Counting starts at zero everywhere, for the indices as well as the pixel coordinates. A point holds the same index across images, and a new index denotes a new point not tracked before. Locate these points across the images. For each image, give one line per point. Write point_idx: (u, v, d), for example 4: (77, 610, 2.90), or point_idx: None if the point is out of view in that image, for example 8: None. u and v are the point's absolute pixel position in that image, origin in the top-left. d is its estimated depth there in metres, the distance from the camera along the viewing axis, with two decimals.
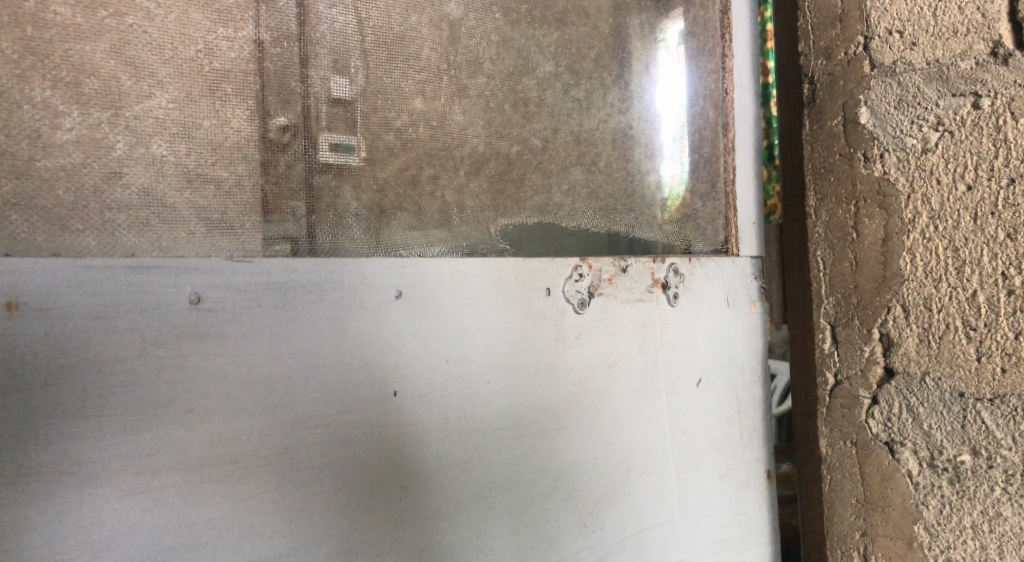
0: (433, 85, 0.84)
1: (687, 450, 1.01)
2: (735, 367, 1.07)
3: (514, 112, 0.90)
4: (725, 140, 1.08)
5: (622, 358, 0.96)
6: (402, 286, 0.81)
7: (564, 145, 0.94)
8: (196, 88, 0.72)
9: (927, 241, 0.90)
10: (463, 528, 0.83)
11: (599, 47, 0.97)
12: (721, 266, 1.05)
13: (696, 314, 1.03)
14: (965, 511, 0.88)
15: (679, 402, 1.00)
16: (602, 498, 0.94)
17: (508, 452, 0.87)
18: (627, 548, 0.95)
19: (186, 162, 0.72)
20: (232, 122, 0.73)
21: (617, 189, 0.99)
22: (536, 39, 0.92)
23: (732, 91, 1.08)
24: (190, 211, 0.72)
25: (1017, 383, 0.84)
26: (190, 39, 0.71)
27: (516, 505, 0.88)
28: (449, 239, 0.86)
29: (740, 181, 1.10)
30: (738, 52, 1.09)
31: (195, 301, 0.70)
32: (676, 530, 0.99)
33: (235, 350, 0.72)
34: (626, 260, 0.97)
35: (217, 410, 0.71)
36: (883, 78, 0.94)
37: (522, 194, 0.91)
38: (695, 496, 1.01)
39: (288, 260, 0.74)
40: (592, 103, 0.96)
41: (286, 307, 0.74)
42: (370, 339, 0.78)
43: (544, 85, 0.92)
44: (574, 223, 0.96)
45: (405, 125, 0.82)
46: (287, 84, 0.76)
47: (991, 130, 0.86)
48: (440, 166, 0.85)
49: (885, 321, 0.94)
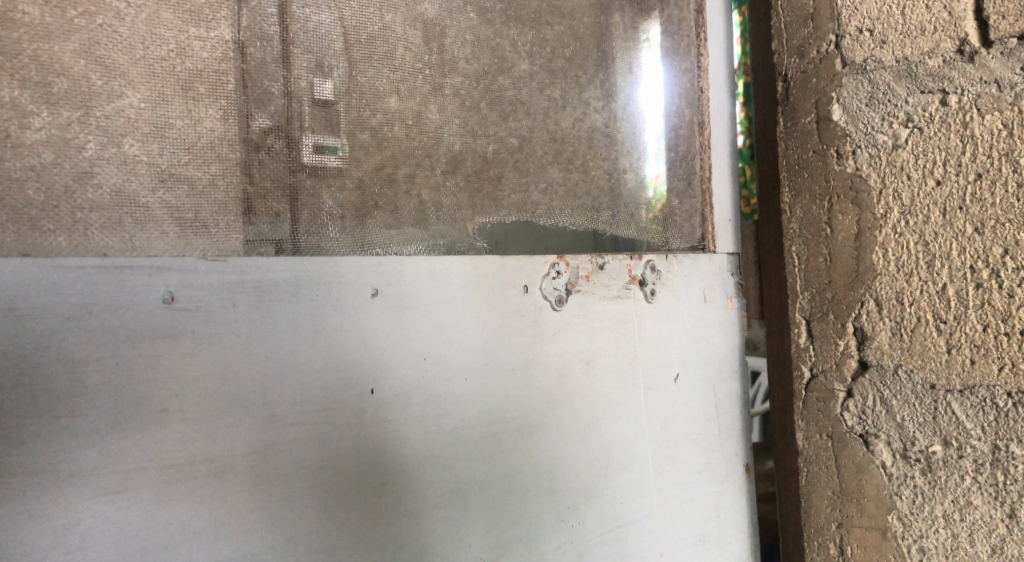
0: (408, 85, 0.85)
1: (666, 445, 1.02)
2: (713, 362, 1.08)
3: (490, 111, 0.91)
4: (701, 137, 1.09)
5: (601, 354, 0.98)
6: (378, 284, 0.82)
7: (540, 143, 0.95)
8: (168, 88, 0.73)
9: (898, 236, 0.91)
10: (441, 524, 0.85)
11: (574, 46, 0.98)
12: (698, 262, 1.07)
13: (673, 310, 1.04)
14: (937, 501, 0.89)
15: (657, 397, 1.02)
16: (581, 493, 0.95)
17: (487, 448, 0.88)
18: (607, 542, 0.96)
19: (159, 162, 0.73)
20: (206, 121, 0.75)
21: (594, 186, 1.00)
22: (511, 38, 0.93)
23: (708, 89, 1.10)
24: (164, 211, 0.73)
25: (986, 374, 0.86)
26: (162, 39, 0.72)
27: (496, 500, 0.89)
28: (426, 238, 0.87)
29: (716, 178, 1.11)
30: (713, 51, 1.11)
31: (169, 300, 0.71)
32: (655, 524, 1.01)
33: (209, 348, 0.73)
34: (603, 257, 0.98)
35: (192, 407, 0.72)
36: (854, 76, 0.95)
37: (499, 193, 0.92)
38: (674, 490, 1.03)
39: (263, 260, 0.76)
40: (567, 102, 0.98)
41: (260, 306, 0.75)
42: (348, 338, 0.80)
43: (519, 83, 0.94)
44: (552, 221, 0.97)
45: (380, 124, 0.83)
46: (261, 84, 0.77)
47: (959, 126, 0.87)
48: (416, 165, 0.86)
49: (858, 315, 0.95)
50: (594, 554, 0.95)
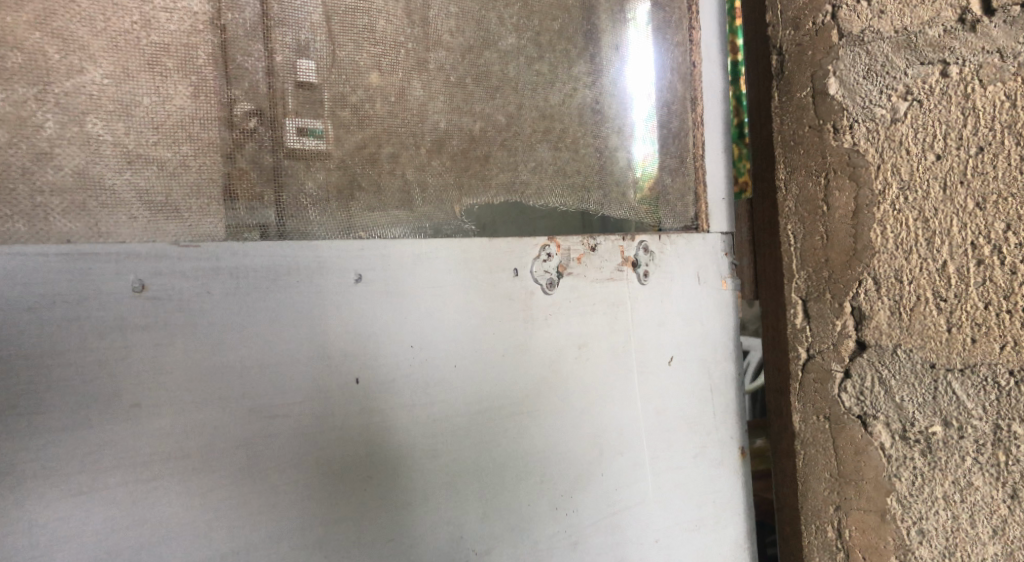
0: (390, 59, 0.81)
1: (660, 430, 1.00)
2: (708, 344, 1.06)
3: (476, 87, 0.88)
4: (694, 114, 1.06)
5: (593, 338, 0.95)
6: (361, 268, 0.79)
7: (529, 121, 0.92)
8: (133, 63, 0.69)
9: (897, 212, 0.89)
10: (431, 516, 0.82)
11: (562, 19, 0.95)
12: (691, 242, 1.04)
13: (667, 292, 1.02)
14: (937, 483, 0.88)
15: (651, 381, 1.00)
16: (575, 480, 0.93)
17: (478, 436, 0.86)
18: (601, 529, 0.94)
19: (125, 142, 0.69)
20: (175, 99, 0.71)
21: (584, 165, 0.97)
22: (497, 10, 0.89)
23: (700, 64, 1.07)
24: (132, 194, 0.69)
25: (987, 352, 0.83)
26: (125, 11, 0.68)
27: (487, 490, 0.86)
28: (411, 220, 0.84)
29: (709, 156, 1.08)
30: (705, 24, 1.07)
31: (139, 289, 0.68)
32: (650, 511, 0.99)
33: (184, 337, 0.69)
34: (595, 238, 0.95)
35: (166, 400, 0.68)
36: (851, 47, 0.92)
37: (487, 172, 0.89)
38: (668, 476, 1.01)
39: (240, 245, 0.72)
40: (556, 77, 0.94)
41: (236, 293, 0.72)
42: (332, 325, 0.76)
43: (506, 58, 0.90)
44: (541, 202, 0.94)
45: (361, 100, 0.80)
46: (233, 59, 0.73)
47: (960, 98, 0.84)
48: (400, 144, 0.82)
49: (856, 295, 0.93)
50: (588, 543, 0.93)
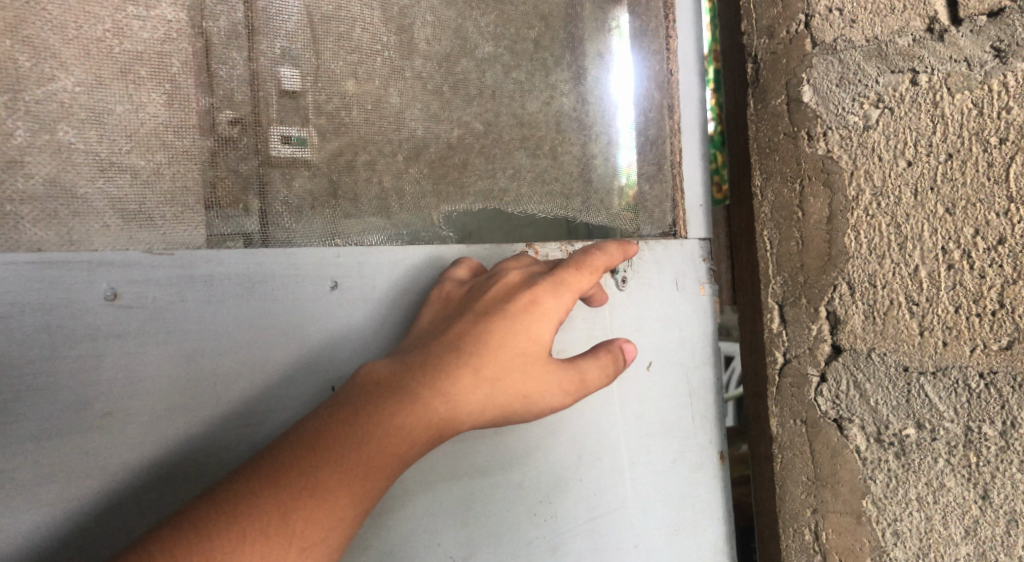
0: (366, 67, 0.81)
1: (640, 434, 1.01)
2: (686, 350, 1.06)
3: (453, 94, 0.88)
4: (671, 122, 1.06)
5: (573, 345, 0.95)
6: (338, 276, 0.79)
7: (506, 128, 0.92)
8: (106, 71, 0.69)
9: (870, 217, 0.90)
10: (409, 522, 0.83)
11: (538, 27, 0.95)
12: (668, 248, 1.05)
13: (644, 297, 1.02)
14: (911, 485, 0.89)
15: (629, 386, 1.00)
16: (554, 487, 0.93)
17: (458, 443, 0.87)
18: (581, 534, 0.95)
19: (97, 150, 0.69)
20: (148, 107, 0.71)
21: (563, 172, 0.98)
22: (474, 19, 0.90)
23: (677, 73, 1.06)
24: (105, 202, 0.69)
25: (958, 355, 0.85)
26: (97, 18, 0.68)
27: (466, 494, 0.87)
28: (388, 227, 0.84)
29: (686, 163, 1.08)
30: (682, 34, 1.06)
31: (112, 297, 0.68)
32: (629, 515, 0.99)
33: (157, 345, 0.69)
34: (572, 244, 0.96)
35: (139, 408, 0.68)
36: (824, 56, 0.94)
37: (465, 179, 0.89)
38: (647, 479, 1.01)
39: (214, 252, 0.72)
40: (534, 84, 0.95)
41: (209, 302, 0.72)
42: (308, 332, 0.77)
43: (483, 66, 0.90)
44: (520, 209, 0.94)
45: (337, 108, 0.80)
46: (207, 67, 0.73)
47: (929, 106, 0.86)
48: (376, 151, 0.82)
49: (831, 299, 0.94)
50: (568, 548, 0.94)
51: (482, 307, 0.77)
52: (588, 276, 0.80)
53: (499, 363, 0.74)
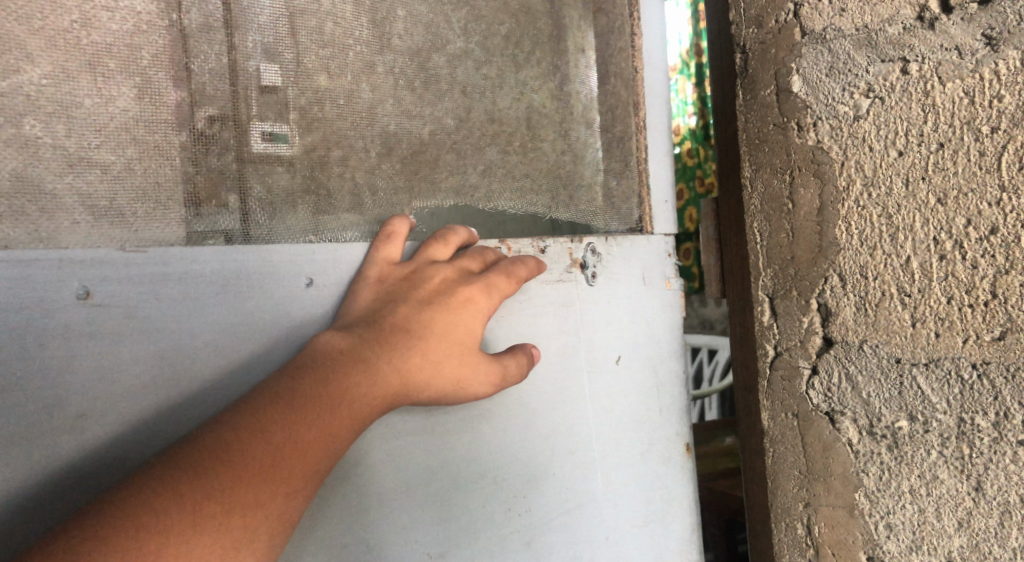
0: (338, 62, 0.82)
1: (610, 427, 1.01)
2: (656, 344, 1.06)
3: (425, 90, 0.88)
4: (636, 119, 1.06)
5: (544, 340, 0.96)
6: (313, 273, 0.81)
7: (478, 125, 0.92)
8: (73, 63, 0.70)
9: (861, 209, 0.90)
10: (382, 519, 0.82)
11: (509, 23, 0.95)
12: (636, 244, 1.04)
13: (615, 292, 1.02)
14: (904, 477, 0.88)
15: (600, 379, 1.00)
16: (528, 482, 0.93)
17: (432, 440, 0.87)
18: (553, 529, 0.94)
19: (65, 145, 0.70)
20: (117, 101, 0.72)
21: (533, 168, 0.97)
22: (446, 14, 0.90)
23: (642, 69, 1.05)
24: (74, 199, 0.70)
25: (950, 346, 0.84)
26: (64, 9, 0.69)
27: (438, 490, 0.87)
28: (361, 223, 0.84)
29: (653, 160, 1.07)
30: (647, 30, 1.06)
31: (84, 296, 0.70)
32: (603, 509, 0.99)
33: (133, 343, 0.72)
34: (544, 241, 0.96)
35: (113, 404, 0.70)
36: (813, 45, 0.93)
37: (436, 176, 0.89)
38: (618, 474, 1.01)
39: (187, 249, 0.74)
40: (504, 80, 0.94)
41: (185, 300, 0.74)
42: (281, 329, 0.79)
43: (454, 61, 0.90)
44: (490, 206, 0.94)
45: (309, 104, 0.81)
46: (176, 61, 0.74)
47: (920, 95, 0.85)
48: (349, 147, 0.83)
49: (822, 291, 0.93)
50: (542, 543, 0.93)
51: (425, 295, 0.80)
52: (517, 279, 0.87)
53: (439, 352, 0.79)
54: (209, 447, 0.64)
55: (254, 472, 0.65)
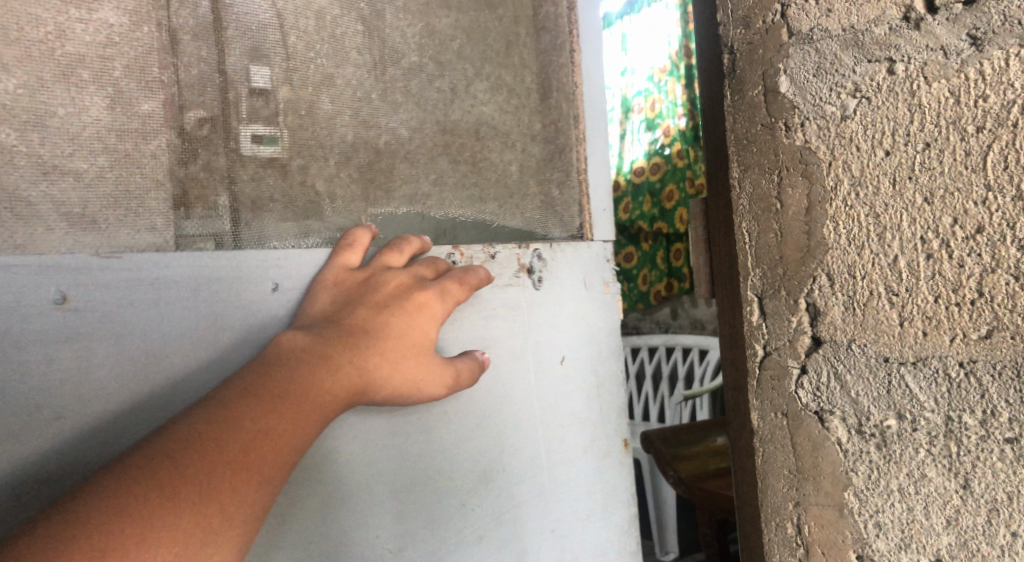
0: (298, 75, 1.09)
1: (553, 426, 1.35)
2: (593, 345, 1.42)
3: (382, 101, 1.17)
4: (577, 130, 1.42)
5: (495, 341, 1.27)
6: (277, 279, 1.06)
7: (430, 135, 1.23)
8: (47, 74, 0.91)
9: (849, 208, 0.90)
10: (369, 527, 1.11)
11: (461, 40, 1.27)
12: (578, 250, 1.39)
13: (558, 296, 1.37)
14: (893, 475, 0.88)
15: (545, 379, 1.35)
16: (480, 484, 1.24)
17: (406, 461, 1.16)
18: (502, 522, 1.26)
19: (40, 151, 0.90)
20: (90, 110, 0.94)
21: (480, 178, 1.29)
22: (402, 30, 1.20)
23: (581, 85, 1.42)
24: (49, 205, 0.91)
25: (938, 345, 0.84)
26: (41, 21, 0.90)
27: (409, 496, 1.16)
28: (324, 229, 1.12)
29: (592, 168, 1.44)
30: (586, 56, 1.43)
31: (61, 300, 0.90)
32: (546, 494, 1.33)
33: (104, 338, 0.92)
34: (495, 248, 1.27)
35: (88, 375, 0.91)
36: (800, 46, 0.93)
37: (392, 185, 1.18)
38: (559, 467, 1.35)
39: (157, 257, 0.96)
40: (455, 95, 1.26)
41: (156, 301, 0.96)
42: (238, 320, 1.02)
43: (409, 75, 1.20)
44: (442, 210, 1.24)
45: (273, 114, 1.07)
46: (152, 73, 0.98)
47: (906, 95, 0.85)
48: (310, 156, 1.10)
49: (810, 291, 0.93)
50: (494, 531, 1.25)
51: (383, 302, 1.01)
52: (467, 287, 1.13)
53: (398, 350, 1.00)
54: (185, 434, 0.77)
55: (243, 453, 0.79)
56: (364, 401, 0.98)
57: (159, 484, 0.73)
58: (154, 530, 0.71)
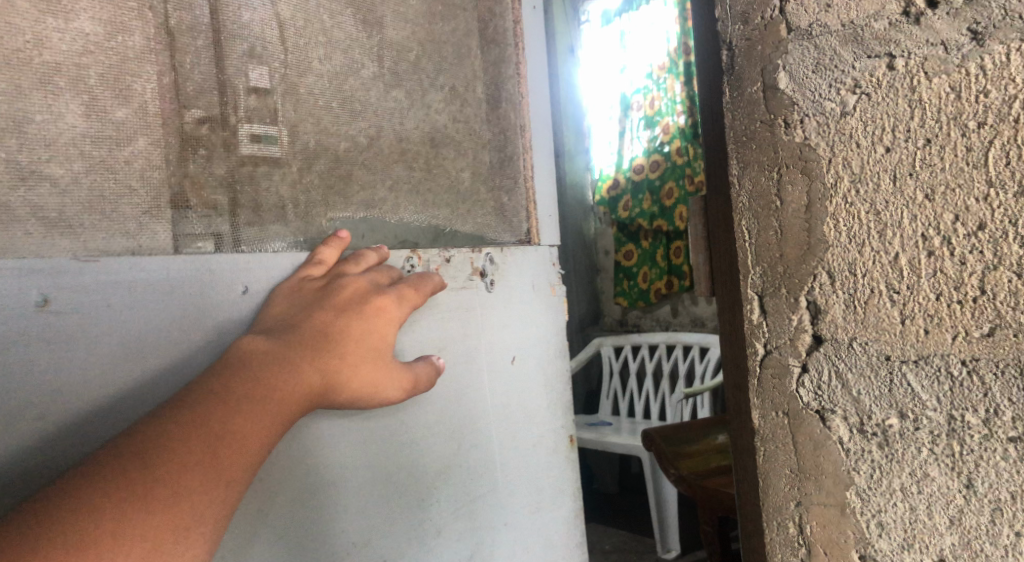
0: (263, 84, 1.13)
1: (506, 422, 1.45)
2: (544, 346, 1.54)
3: (341, 109, 1.22)
4: (524, 139, 1.52)
5: (449, 342, 1.35)
6: (247, 283, 1.09)
7: (386, 142, 1.28)
8: (25, 82, 0.92)
9: (849, 206, 0.89)
10: (336, 526, 1.16)
11: (416, 51, 1.34)
12: (528, 254, 1.51)
13: (511, 298, 1.48)
14: (895, 474, 0.88)
15: (499, 378, 1.45)
16: (435, 482, 1.32)
17: (369, 461, 1.21)
18: (458, 515, 1.35)
19: (18, 159, 0.91)
20: (67, 118, 0.95)
21: (434, 184, 1.36)
22: (361, 42, 1.25)
23: (528, 96, 1.53)
24: (27, 211, 0.92)
25: (940, 343, 0.83)
26: (20, 31, 0.91)
27: (371, 495, 1.21)
28: (287, 234, 1.16)
29: (539, 175, 1.55)
30: (533, 70, 1.56)
31: (43, 303, 0.90)
32: (499, 486, 1.43)
33: (85, 342, 0.93)
34: (450, 252, 1.36)
35: (69, 380, 0.91)
36: (799, 42, 0.92)
37: (349, 191, 1.23)
38: (512, 461, 1.46)
39: (134, 260, 0.98)
40: (410, 105, 1.32)
41: (134, 305, 0.97)
42: (209, 321, 1.04)
43: (367, 85, 1.26)
44: (397, 215, 1.30)
45: (238, 122, 1.11)
46: (125, 82, 1.00)
47: (906, 91, 0.84)
48: (273, 163, 1.14)
49: (811, 289, 0.93)
50: (448, 526, 1.33)
51: (343, 307, 1.07)
52: (421, 293, 1.21)
53: (357, 355, 1.06)
54: (152, 437, 0.80)
55: (209, 453, 0.82)
56: (326, 402, 1.03)
57: (129, 477, 0.76)
58: (131, 520, 0.74)
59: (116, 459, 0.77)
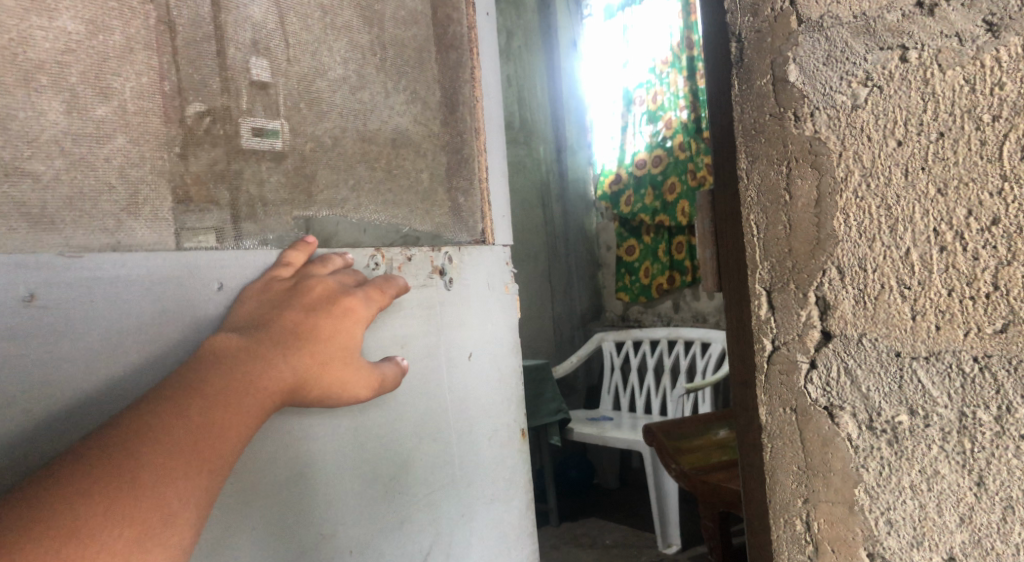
0: (234, 85, 1.12)
1: (462, 416, 1.45)
2: (498, 342, 1.55)
3: (308, 110, 1.21)
4: (478, 142, 1.52)
5: (411, 339, 1.34)
6: (223, 280, 1.08)
7: (350, 143, 1.27)
8: (10, 79, 0.91)
9: (859, 200, 0.88)
10: (302, 517, 1.15)
11: (382, 55, 1.34)
12: (483, 253, 1.52)
13: (466, 296, 1.48)
14: (904, 472, 0.87)
15: (458, 374, 1.44)
16: (398, 475, 1.31)
17: (334, 454, 1.20)
18: (419, 506, 1.34)
19: (3, 155, 0.90)
20: (49, 115, 0.94)
21: (394, 184, 1.35)
22: (329, 44, 1.25)
23: (482, 99, 1.54)
24: (11, 206, 0.91)
25: (952, 339, 0.82)
26: (6, 28, 0.90)
27: (335, 488, 1.20)
28: (258, 233, 1.15)
29: (492, 177, 1.55)
30: (488, 72, 1.57)
31: (28, 299, 0.89)
32: (457, 479, 1.43)
33: (69, 337, 0.92)
34: (411, 251, 1.36)
35: (53, 377, 0.90)
36: (810, 34, 0.91)
37: (313, 190, 1.22)
38: (470, 455, 1.46)
39: (115, 256, 0.97)
40: (374, 109, 1.32)
41: (116, 300, 0.96)
42: (186, 317, 1.03)
43: (334, 86, 1.25)
44: (359, 214, 1.29)
45: (213, 123, 1.09)
46: (105, 80, 0.99)
47: (919, 84, 0.83)
48: (244, 162, 1.13)
49: (820, 284, 0.92)
50: (410, 517, 1.32)
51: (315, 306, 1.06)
52: (387, 294, 1.21)
53: (327, 352, 1.05)
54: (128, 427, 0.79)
55: (185, 445, 0.81)
56: (296, 400, 1.02)
57: (111, 468, 0.75)
58: (116, 514, 0.73)
59: (98, 451, 0.75)
